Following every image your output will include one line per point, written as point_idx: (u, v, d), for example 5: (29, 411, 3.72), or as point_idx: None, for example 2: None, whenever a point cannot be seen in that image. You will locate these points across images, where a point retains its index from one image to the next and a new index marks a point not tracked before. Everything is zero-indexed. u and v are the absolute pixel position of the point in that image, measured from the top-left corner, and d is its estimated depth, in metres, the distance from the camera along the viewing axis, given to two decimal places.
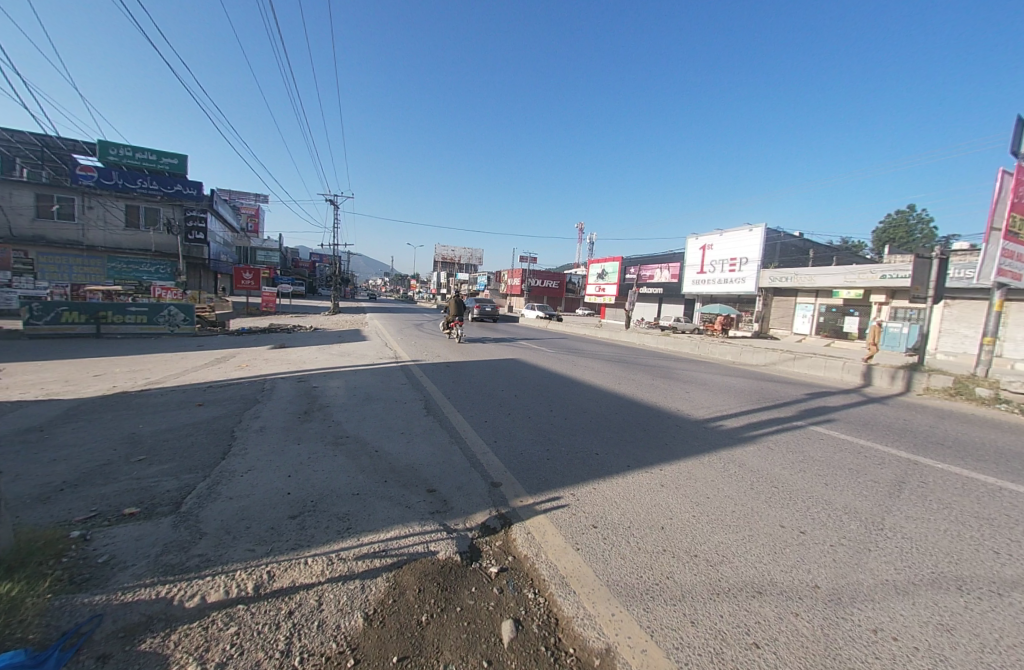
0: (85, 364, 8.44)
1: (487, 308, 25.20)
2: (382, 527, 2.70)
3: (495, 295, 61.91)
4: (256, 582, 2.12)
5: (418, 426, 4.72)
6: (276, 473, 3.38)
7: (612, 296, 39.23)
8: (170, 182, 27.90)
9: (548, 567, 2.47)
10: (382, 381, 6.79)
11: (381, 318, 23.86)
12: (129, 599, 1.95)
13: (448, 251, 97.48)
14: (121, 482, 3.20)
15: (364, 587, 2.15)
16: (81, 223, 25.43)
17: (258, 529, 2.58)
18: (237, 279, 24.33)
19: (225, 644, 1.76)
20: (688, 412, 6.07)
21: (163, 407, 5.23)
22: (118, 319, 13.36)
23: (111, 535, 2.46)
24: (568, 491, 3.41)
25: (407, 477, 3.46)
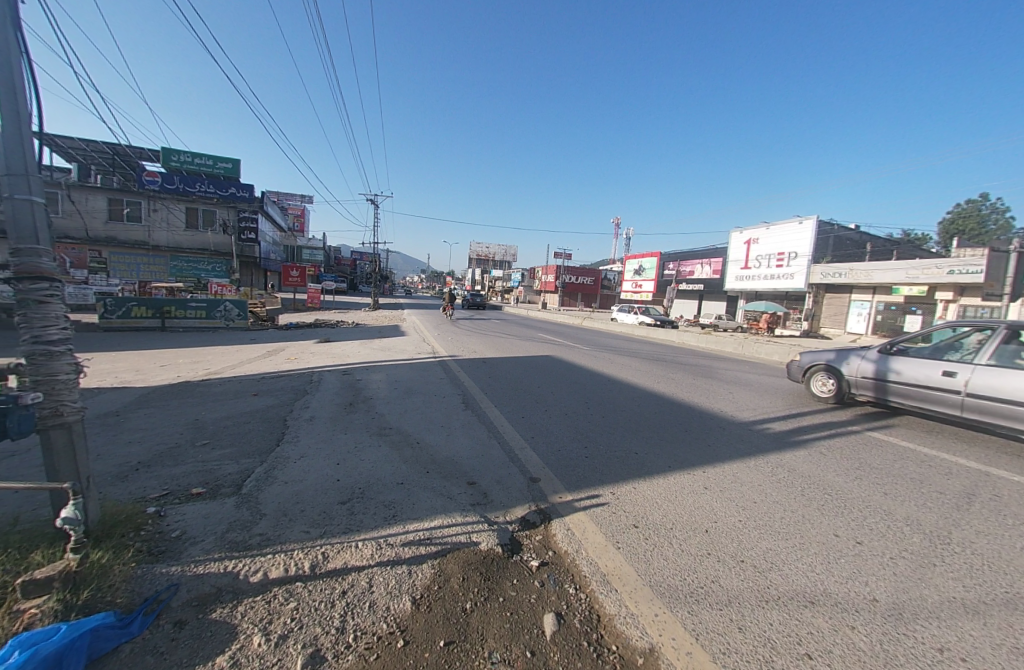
0: (154, 355, 9.15)
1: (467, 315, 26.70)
2: (425, 516, 2.78)
3: (530, 292, 61.96)
4: (312, 562, 2.25)
5: (457, 420, 4.81)
6: (326, 460, 3.55)
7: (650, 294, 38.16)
8: (225, 185, 29.59)
9: (589, 564, 2.46)
10: (421, 376, 6.97)
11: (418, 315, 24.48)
12: (201, 570, 2.12)
13: (482, 248, 98.43)
14: (188, 465, 3.46)
15: (410, 573, 2.23)
16: (147, 225, 27.58)
17: (312, 513, 2.73)
18: (285, 276, 25.59)
19: (286, 618, 1.88)
20: (733, 414, 5.84)
21: (222, 396, 5.60)
22: (180, 314, 14.41)
23: (182, 512, 2.67)
24: (608, 490, 3.38)
25: (448, 469, 3.54)
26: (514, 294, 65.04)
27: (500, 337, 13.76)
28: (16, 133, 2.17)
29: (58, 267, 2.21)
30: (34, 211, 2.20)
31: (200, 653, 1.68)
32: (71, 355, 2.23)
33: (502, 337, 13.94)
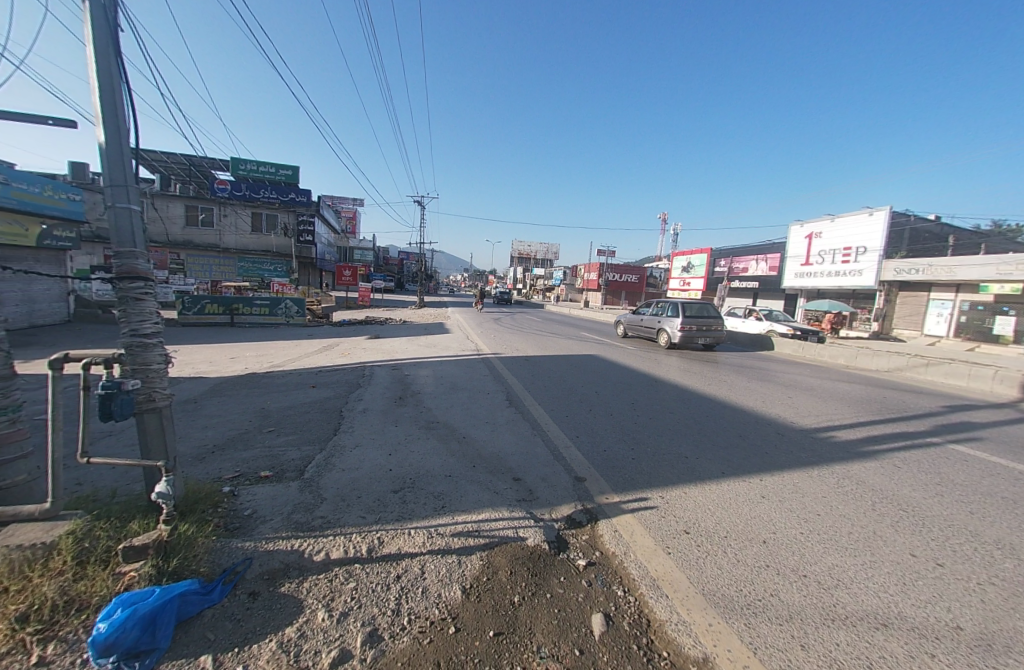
0: (226, 349, 9.98)
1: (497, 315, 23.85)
2: (473, 509, 2.84)
3: (572, 289, 61.33)
4: (369, 546, 2.37)
5: (501, 416, 4.86)
6: (379, 451, 3.72)
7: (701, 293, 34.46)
8: (286, 191, 31.62)
9: (638, 567, 2.41)
10: (466, 372, 7.12)
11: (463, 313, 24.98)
12: (271, 546, 2.29)
13: (524, 246, 98.75)
14: (257, 449, 3.75)
15: (460, 562, 2.30)
16: (219, 229, 30.04)
17: (367, 499, 2.87)
18: (339, 276, 26.97)
19: (346, 597, 1.99)
20: (792, 420, 5.49)
21: (284, 388, 6.01)
22: (247, 310, 15.59)
23: (253, 493, 2.90)
24: (657, 493, 3.30)
25: (494, 464, 3.60)
26: (556, 292, 64.77)
27: (544, 336, 13.75)
28: (117, 148, 2.46)
29: (151, 267, 2.48)
30: (132, 217, 2.48)
31: (271, 624, 1.82)
32: (162, 346, 2.49)
33: (545, 335, 13.88)
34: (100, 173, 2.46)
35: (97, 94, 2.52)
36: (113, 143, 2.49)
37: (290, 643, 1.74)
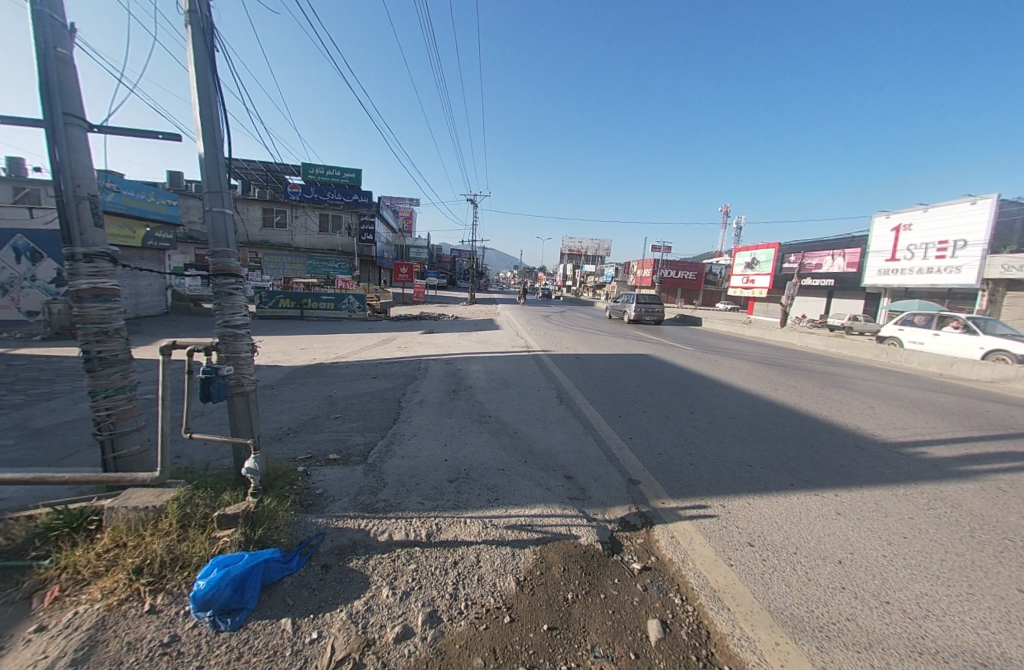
0: (297, 340, 10.82)
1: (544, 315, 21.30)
2: (526, 504, 2.87)
3: (624, 287, 59.80)
4: (428, 530, 2.47)
5: (552, 413, 4.88)
6: (435, 441, 3.87)
7: (766, 289, 31.55)
8: (350, 192, 33.53)
9: (697, 576, 2.32)
10: (517, 369, 7.19)
11: (514, 309, 25.22)
12: (340, 524, 2.46)
13: (574, 243, 97.48)
14: (326, 433, 4.05)
15: (514, 554, 2.34)
16: (290, 229, 32.49)
17: (425, 486, 3.00)
18: (396, 273, 28.23)
19: (408, 578, 2.10)
20: (871, 431, 5.00)
21: (348, 378, 6.42)
22: (315, 305, 16.79)
23: (323, 473, 3.13)
24: (717, 501, 3.14)
25: (546, 460, 3.62)
26: (607, 290, 63.45)
27: (595, 333, 13.54)
28: (214, 158, 2.75)
29: (241, 265, 2.75)
30: (226, 220, 2.76)
31: (342, 595, 1.97)
32: (250, 337, 2.74)
33: (596, 334, 13.62)
34: (200, 180, 2.76)
35: (198, 108, 2.82)
36: (210, 153, 2.77)
37: (358, 615, 1.87)
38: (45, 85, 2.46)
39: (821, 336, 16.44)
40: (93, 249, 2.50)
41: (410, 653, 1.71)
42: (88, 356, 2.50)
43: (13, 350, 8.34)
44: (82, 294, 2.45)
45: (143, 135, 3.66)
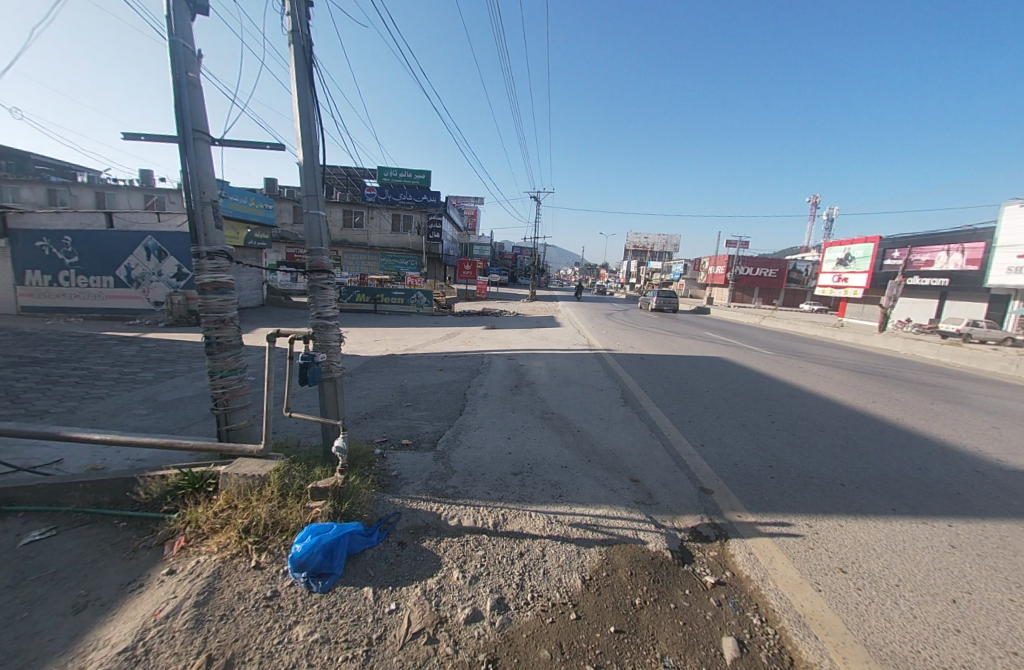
0: (371, 332, 11.58)
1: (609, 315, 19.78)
2: (590, 503, 2.84)
3: (693, 285, 56.61)
4: (495, 520, 2.54)
5: (616, 413, 4.77)
6: (499, 434, 3.95)
7: (862, 290, 28.16)
8: (420, 193, 35.15)
9: (778, 597, 2.15)
10: (579, 367, 7.10)
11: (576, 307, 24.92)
12: (414, 505, 2.61)
13: (639, 240, 93.89)
14: (398, 420, 4.30)
15: (580, 553, 2.32)
16: (366, 229, 34.83)
17: (491, 477, 3.08)
18: (461, 270, 29.11)
19: (476, 564, 2.18)
20: (997, 456, 4.26)
21: (417, 369, 6.77)
22: (387, 300, 17.87)
23: (397, 457, 3.33)
24: (801, 520, 2.88)
25: (610, 461, 3.54)
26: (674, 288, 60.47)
27: (662, 333, 12.97)
28: (310, 164, 3.00)
29: (332, 262, 3.01)
30: (320, 222, 3.03)
31: (416, 572, 2.10)
32: (338, 328, 2.99)
33: (662, 334, 13.05)
34: (299, 186, 3.04)
35: (299, 120, 3.10)
36: (308, 161, 3.04)
37: (431, 592, 1.98)
38: (178, 107, 2.85)
39: (933, 344, 14.30)
40: (214, 249, 2.86)
41: (480, 635, 1.78)
42: (209, 341, 2.89)
43: (146, 334, 9.84)
44: (204, 287, 2.83)
45: (252, 147, 4.12)
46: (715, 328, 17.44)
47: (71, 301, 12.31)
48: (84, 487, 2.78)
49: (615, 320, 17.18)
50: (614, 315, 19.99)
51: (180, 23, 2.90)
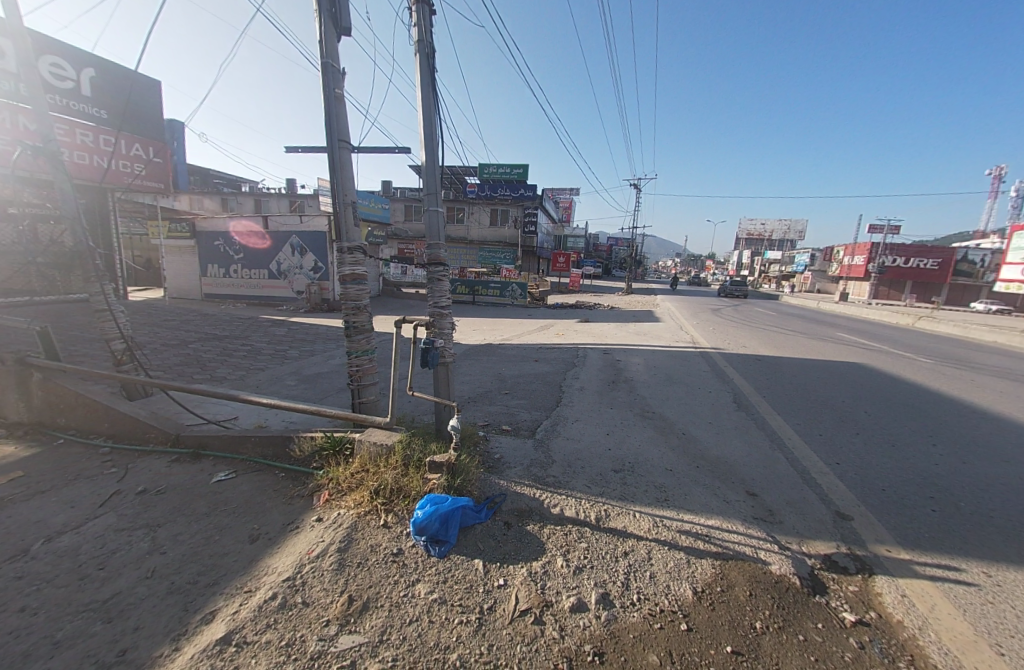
0: (470, 322, 12.21)
1: (731, 314, 16.55)
2: (701, 512, 2.66)
3: (821, 278, 49.01)
4: (597, 515, 2.52)
5: (727, 418, 4.39)
6: (598, 428, 3.90)
7: None
8: (518, 187, 35.79)
9: (943, 654, 1.78)
10: (682, 365, 6.65)
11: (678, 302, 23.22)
12: (518, 489, 2.70)
13: (754, 228, 84.02)
14: (498, 406, 4.49)
15: (690, 563, 2.20)
16: (466, 224, 36.70)
17: (592, 471, 3.05)
18: (555, 262, 29.04)
19: (579, 555, 2.19)
20: None
21: (515, 359, 6.97)
22: (484, 291, 18.68)
23: (499, 441, 3.49)
24: (976, 567, 2.35)
25: (723, 470, 3.27)
26: (795, 282, 53.08)
27: (783, 333, 11.45)
28: (431, 163, 3.23)
29: (447, 256, 3.24)
30: (439, 217, 3.26)
31: (523, 553, 2.18)
32: (452, 316, 3.20)
33: (782, 333, 11.56)
34: (422, 186, 3.30)
35: (422, 123, 3.35)
36: (428, 161, 3.27)
37: (537, 576, 2.04)
38: (327, 120, 3.28)
39: None
40: (353, 244, 3.24)
41: (586, 626, 1.79)
42: (348, 325, 3.32)
43: (290, 318, 11.67)
44: (345, 278, 3.26)
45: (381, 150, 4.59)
46: (853, 329, 14.83)
47: (237, 289, 15.07)
48: (253, 441, 3.42)
49: (738, 320, 14.47)
50: (737, 315, 16.73)
51: (330, 46, 3.32)
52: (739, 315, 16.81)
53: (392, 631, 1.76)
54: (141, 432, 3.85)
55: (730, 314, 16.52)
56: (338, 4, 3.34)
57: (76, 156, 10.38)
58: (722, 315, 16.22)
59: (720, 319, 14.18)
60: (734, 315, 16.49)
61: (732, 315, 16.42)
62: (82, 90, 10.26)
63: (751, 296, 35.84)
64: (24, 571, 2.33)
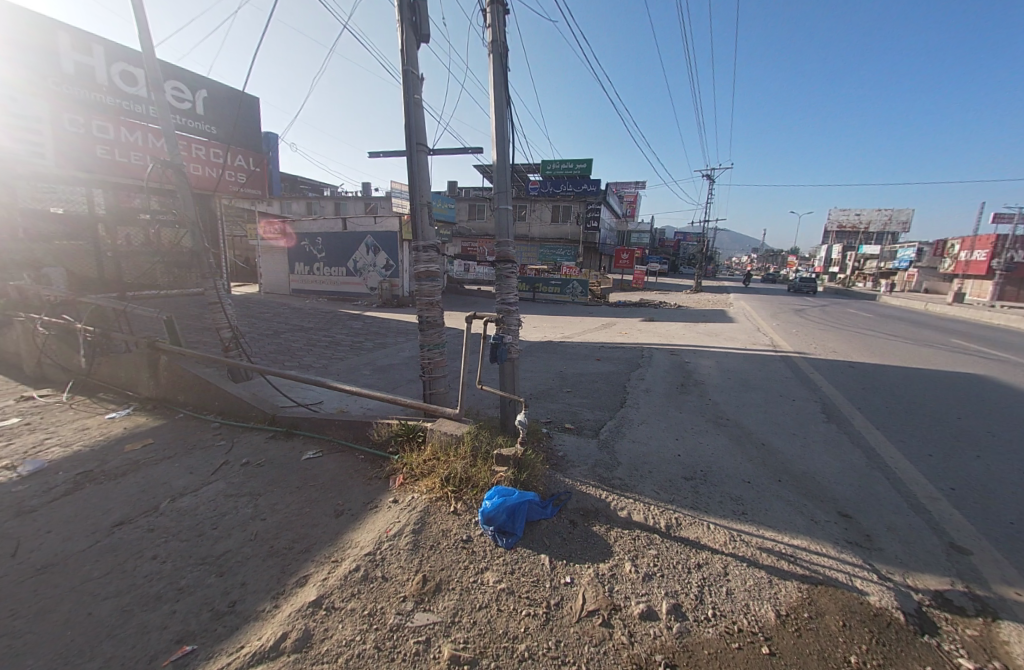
0: (532, 319, 12.28)
1: (817, 316, 15.03)
2: (783, 530, 2.47)
3: (930, 276, 42.73)
4: (668, 522, 2.43)
5: (814, 430, 4.01)
6: (667, 433, 3.75)
7: None
8: (580, 183, 35.16)
9: None
10: (759, 370, 6.17)
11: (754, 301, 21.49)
12: (584, 488, 2.68)
13: (846, 219, 75.30)
14: (561, 404, 4.49)
15: (772, 583, 2.05)
16: (527, 221, 36.87)
17: (660, 477, 2.95)
18: (618, 259, 28.21)
19: (649, 562, 2.13)
20: None
21: (577, 357, 6.91)
22: (545, 289, 18.68)
23: (563, 439, 3.49)
24: None
25: (809, 487, 3.00)
26: (896, 280, 46.84)
27: (882, 337, 10.16)
28: (502, 162, 3.28)
29: (516, 253, 3.28)
30: (508, 215, 3.31)
31: (590, 554, 2.17)
32: (519, 313, 3.23)
33: (881, 337, 10.27)
34: (492, 185, 3.37)
35: (495, 122, 3.41)
36: (500, 160, 3.33)
37: (604, 577, 2.03)
38: (406, 125, 3.46)
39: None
40: (428, 243, 3.39)
41: (656, 636, 1.74)
42: (422, 320, 3.50)
43: (365, 312, 12.51)
44: (420, 275, 3.43)
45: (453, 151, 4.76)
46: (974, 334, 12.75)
47: (319, 285, 16.46)
48: (336, 424, 3.72)
49: (825, 321, 13.09)
50: (824, 316, 15.15)
51: (410, 54, 3.50)
52: (828, 316, 15.20)
53: (463, 614, 1.83)
54: (244, 410, 4.36)
55: (817, 316, 15.01)
56: (419, 13, 3.51)
57: (195, 169, 11.90)
58: (807, 316, 14.77)
59: (804, 321, 12.94)
60: (821, 316, 14.95)
61: (818, 316, 14.90)
62: (197, 109, 11.74)
63: (842, 296, 32.25)
64: (157, 524, 2.74)
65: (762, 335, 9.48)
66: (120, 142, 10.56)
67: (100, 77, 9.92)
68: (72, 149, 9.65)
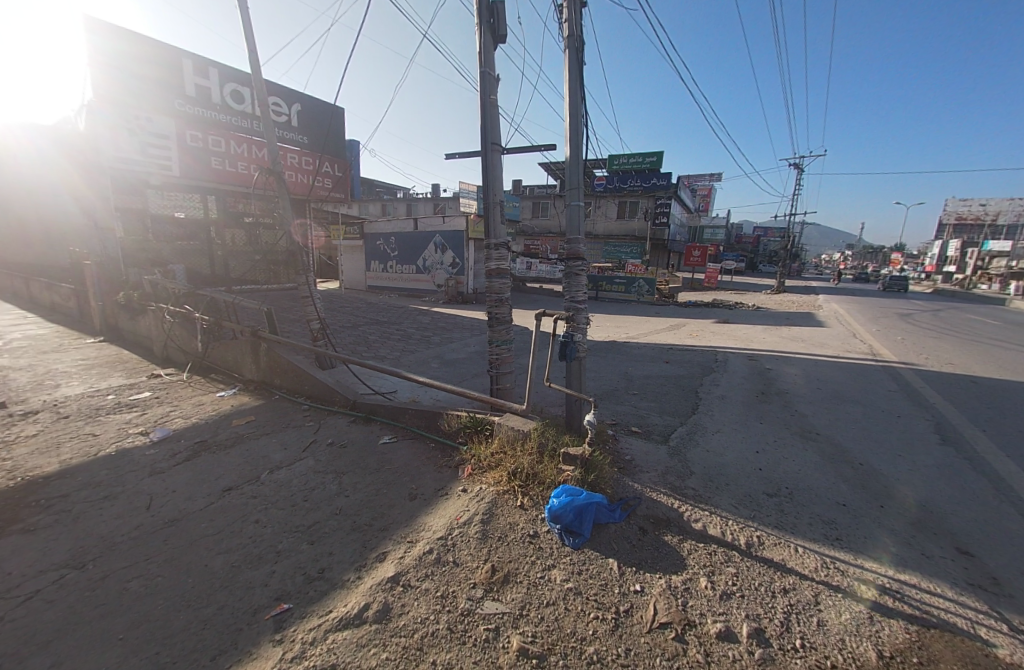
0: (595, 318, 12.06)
1: (929, 321, 13.12)
2: (886, 562, 2.20)
3: None
4: (747, 539, 2.28)
5: (924, 451, 3.52)
6: (745, 444, 3.50)
7: None
8: (649, 176, 33.65)
9: None
10: (855, 380, 5.53)
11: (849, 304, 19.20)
12: (654, 495, 2.59)
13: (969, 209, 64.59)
14: (628, 406, 4.37)
15: (873, 619, 1.83)
16: (592, 218, 36.15)
17: (739, 490, 2.77)
18: (688, 256, 26.68)
19: (726, 580, 2.01)
20: None
21: (643, 358, 6.68)
22: (609, 287, 18.22)
23: (631, 443, 3.40)
24: None
25: (918, 517, 2.64)
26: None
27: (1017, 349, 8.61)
28: (576, 158, 3.24)
29: (585, 250, 3.23)
30: (579, 212, 3.28)
31: (661, 564, 2.10)
32: (587, 312, 3.19)
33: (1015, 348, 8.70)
34: (564, 182, 3.35)
35: (569, 118, 3.38)
36: (573, 156, 3.29)
37: (677, 590, 1.95)
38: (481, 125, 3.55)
39: None
40: (499, 241, 3.46)
41: (735, 659, 1.64)
42: (491, 317, 3.57)
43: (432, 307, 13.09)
44: (491, 273, 3.51)
45: None
46: None
47: (391, 282, 17.47)
48: (409, 413, 3.94)
49: (939, 328, 11.39)
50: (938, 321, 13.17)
51: (487, 57, 3.59)
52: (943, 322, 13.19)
53: (530, 608, 1.86)
54: (329, 395, 4.78)
55: (929, 321, 13.10)
56: (497, 15, 3.57)
57: (291, 176, 13.18)
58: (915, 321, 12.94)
59: (911, 327, 11.35)
60: (934, 322, 13.02)
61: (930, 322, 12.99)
62: (292, 121, 12.92)
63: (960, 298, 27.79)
64: (258, 493, 3.10)
65: (857, 342, 8.48)
66: (230, 155, 11.89)
67: (215, 98, 11.32)
68: (192, 162, 11.08)
